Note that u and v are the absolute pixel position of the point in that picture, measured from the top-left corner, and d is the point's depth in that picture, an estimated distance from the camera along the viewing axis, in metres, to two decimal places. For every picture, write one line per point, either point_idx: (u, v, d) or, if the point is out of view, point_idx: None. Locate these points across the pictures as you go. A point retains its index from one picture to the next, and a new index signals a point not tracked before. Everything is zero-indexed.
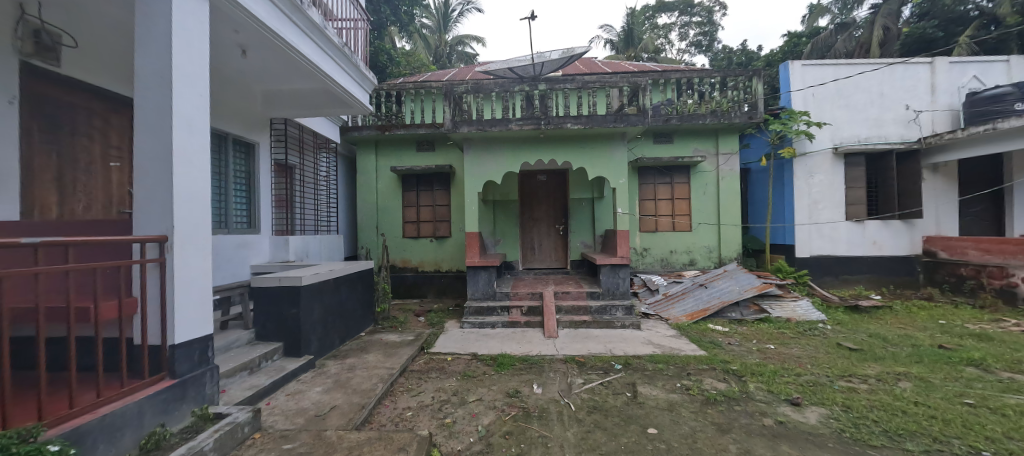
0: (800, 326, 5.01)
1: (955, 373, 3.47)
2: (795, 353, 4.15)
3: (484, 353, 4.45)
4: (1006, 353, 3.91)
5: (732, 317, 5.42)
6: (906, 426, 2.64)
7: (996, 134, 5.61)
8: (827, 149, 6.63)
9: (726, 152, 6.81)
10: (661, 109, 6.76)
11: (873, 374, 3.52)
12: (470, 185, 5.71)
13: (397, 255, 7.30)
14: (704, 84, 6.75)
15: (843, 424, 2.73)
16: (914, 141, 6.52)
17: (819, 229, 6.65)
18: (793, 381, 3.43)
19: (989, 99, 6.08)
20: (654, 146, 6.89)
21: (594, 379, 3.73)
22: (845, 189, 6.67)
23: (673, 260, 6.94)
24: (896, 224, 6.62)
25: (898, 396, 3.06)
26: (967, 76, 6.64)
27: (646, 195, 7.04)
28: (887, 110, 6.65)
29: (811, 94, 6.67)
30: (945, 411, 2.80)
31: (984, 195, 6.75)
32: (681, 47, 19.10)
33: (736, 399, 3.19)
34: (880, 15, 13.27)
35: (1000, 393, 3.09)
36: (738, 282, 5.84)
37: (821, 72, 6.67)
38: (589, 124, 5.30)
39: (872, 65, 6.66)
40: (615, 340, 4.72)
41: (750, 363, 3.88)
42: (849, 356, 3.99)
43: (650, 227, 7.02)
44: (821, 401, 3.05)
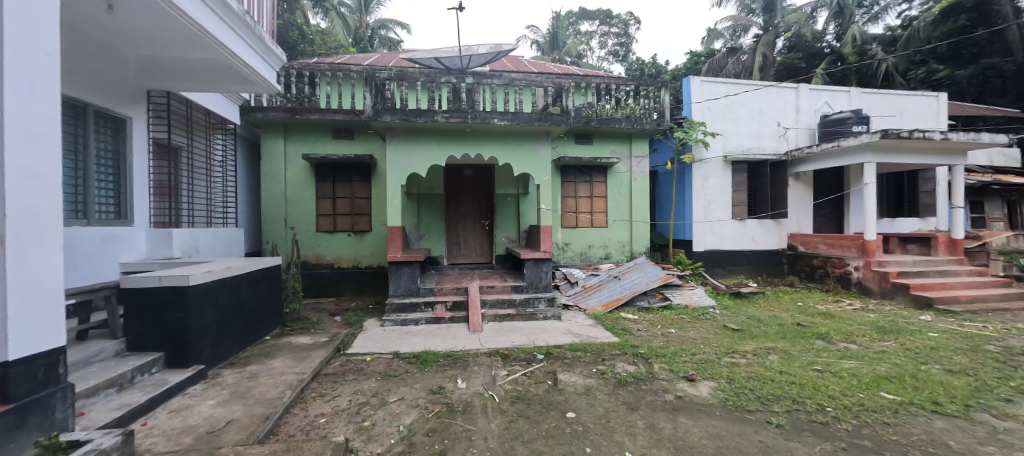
0: (695, 312, 5.68)
1: (808, 345, 4.22)
2: (691, 335, 4.69)
3: (406, 350, 4.31)
4: (842, 327, 4.87)
5: (641, 305, 5.93)
6: (774, 391, 3.14)
7: (841, 150, 6.92)
8: (718, 157, 7.58)
9: (638, 155, 7.45)
10: (583, 111, 7.09)
11: (750, 349, 4.13)
12: (392, 177, 5.47)
13: (309, 251, 6.72)
14: (620, 91, 7.27)
15: (728, 394, 3.16)
16: (783, 154, 7.76)
17: (712, 226, 7.59)
18: (690, 360, 3.88)
19: (838, 121, 7.49)
20: (575, 146, 7.25)
21: (517, 369, 3.83)
22: (731, 192, 7.69)
23: (591, 254, 7.40)
24: (769, 223, 7.84)
25: (768, 367, 3.63)
26: (821, 101, 8.07)
27: (568, 192, 7.36)
28: (764, 126, 7.80)
29: (708, 107, 7.56)
30: (802, 377, 3.39)
31: (830, 199, 8.27)
32: (601, 55, 20.35)
33: (643, 379, 3.52)
34: (761, 44, 15.49)
35: (839, 359, 3.83)
36: (646, 274, 6.44)
37: (715, 88, 7.60)
38: (516, 121, 5.41)
39: (754, 85, 7.75)
40: (537, 332, 4.89)
41: (655, 346, 4.30)
42: (732, 336, 4.62)
43: (570, 223, 7.37)
44: (710, 376, 3.50)
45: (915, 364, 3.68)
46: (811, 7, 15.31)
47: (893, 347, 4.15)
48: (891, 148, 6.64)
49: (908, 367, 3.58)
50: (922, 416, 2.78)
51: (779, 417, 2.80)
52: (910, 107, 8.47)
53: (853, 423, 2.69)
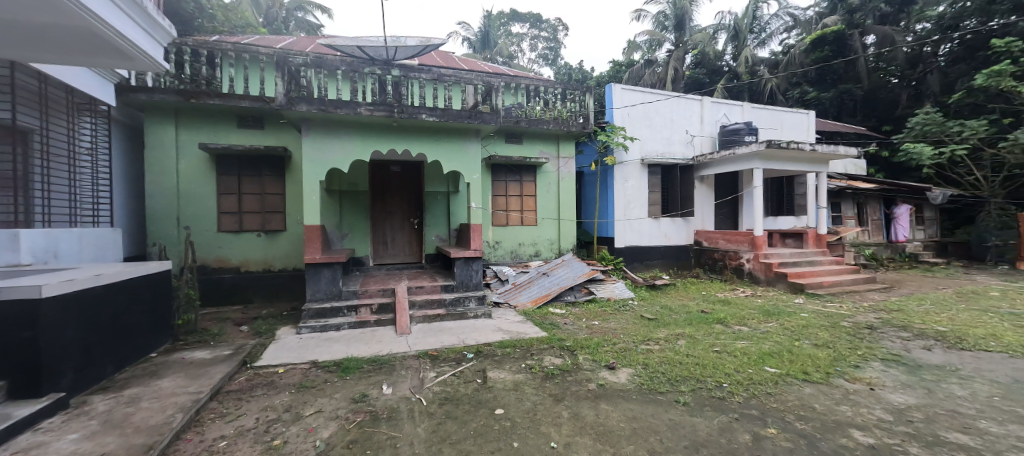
0: (616, 304, 6.07)
1: (710, 330, 4.73)
2: (612, 326, 5.00)
3: (325, 358, 4.01)
4: (736, 312, 5.54)
5: (568, 300, 6.19)
6: (682, 373, 3.47)
7: (736, 157, 7.88)
8: (636, 160, 8.18)
9: (565, 156, 7.77)
10: (513, 111, 7.19)
11: (662, 336, 4.52)
12: (310, 171, 5.05)
13: (209, 253, 5.94)
14: (548, 94, 7.48)
15: (643, 378, 3.42)
16: (691, 159, 8.61)
17: (631, 224, 8.18)
18: (611, 349, 4.13)
19: (733, 131, 8.52)
20: (506, 146, 7.32)
21: (446, 370, 3.76)
22: (647, 192, 8.36)
23: (521, 252, 7.55)
24: (679, 221, 8.66)
25: (677, 352, 4.00)
26: (721, 113, 9.11)
27: (499, 190, 7.43)
28: (675, 133, 8.58)
29: (627, 113, 8.12)
30: (705, 358, 3.78)
31: (728, 200, 9.37)
32: (531, 57, 20.85)
33: (568, 371, 3.67)
34: (673, 58, 17.09)
35: (734, 340, 4.35)
36: (573, 270, 6.73)
37: (633, 96, 8.18)
38: (444, 118, 5.31)
39: (666, 95, 8.49)
40: (467, 330, 4.86)
41: (579, 338, 4.52)
42: (648, 325, 5.02)
43: (501, 221, 7.45)
44: (628, 363, 3.76)
45: (790, 340, 4.31)
46: (713, 29, 17.22)
47: (774, 327, 4.82)
48: (773, 156, 7.72)
49: (785, 344, 4.19)
50: (795, 384, 3.26)
51: (685, 396, 3.09)
52: (788, 122, 9.90)
53: (744, 396, 3.07)
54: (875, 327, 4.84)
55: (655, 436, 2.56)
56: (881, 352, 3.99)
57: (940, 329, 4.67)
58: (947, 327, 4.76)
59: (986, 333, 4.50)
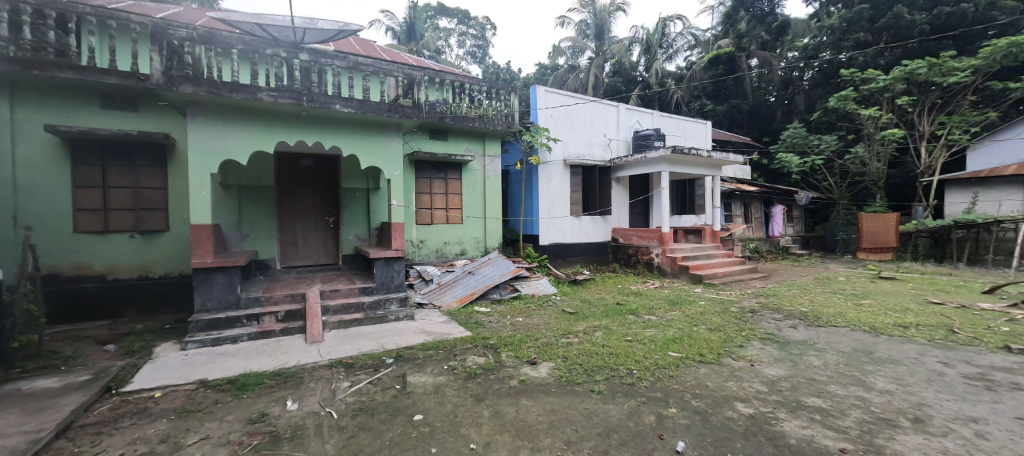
0: (540, 300, 6.24)
1: (623, 320, 5.08)
2: (535, 322, 5.12)
3: (217, 376, 3.52)
4: (646, 302, 6.03)
5: (494, 298, 6.21)
6: (598, 364, 3.66)
7: (647, 160, 8.58)
8: (559, 161, 8.48)
9: (491, 154, 7.81)
10: (437, 107, 6.94)
11: (581, 329, 4.73)
12: (198, 162, 4.41)
13: (62, 259, 4.89)
14: (475, 91, 7.40)
15: (562, 371, 3.54)
16: (608, 161, 9.17)
17: (554, 222, 8.48)
18: (533, 345, 4.22)
19: (645, 136, 9.26)
20: (430, 142, 7.13)
21: (362, 378, 3.53)
22: (570, 192, 8.73)
23: (447, 251, 7.41)
24: (598, 219, 9.18)
25: (594, 343, 4.22)
26: (634, 119, 9.85)
27: (423, 188, 7.19)
28: (594, 136, 9.07)
29: (550, 114, 8.38)
30: (617, 348, 4.05)
31: (641, 200, 10.16)
32: (459, 54, 20.65)
33: (491, 369, 3.66)
34: (594, 65, 18.16)
35: (644, 329, 4.71)
36: (498, 268, 6.78)
37: (556, 99, 8.47)
38: (361, 110, 4.99)
39: (586, 99, 8.93)
40: (387, 334, 4.63)
41: (503, 335, 4.55)
42: (568, 319, 5.23)
43: (426, 220, 7.23)
44: (549, 357, 3.87)
45: (690, 326, 4.80)
46: (629, 41, 18.58)
47: (678, 315, 5.33)
48: (678, 161, 8.53)
49: (686, 330, 4.65)
50: (693, 366, 3.62)
51: (600, 384, 3.26)
52: (690, 130, 11.04)
53: (651, 380, 3.33)
54: (756, 311, 5.59)
55: (571, 426, 2.65)
56: (759, 332, 4.62)
57: (803, 310, 5.55)
58: (807, 308, 5.68)
59: (836, 312, 5.44)
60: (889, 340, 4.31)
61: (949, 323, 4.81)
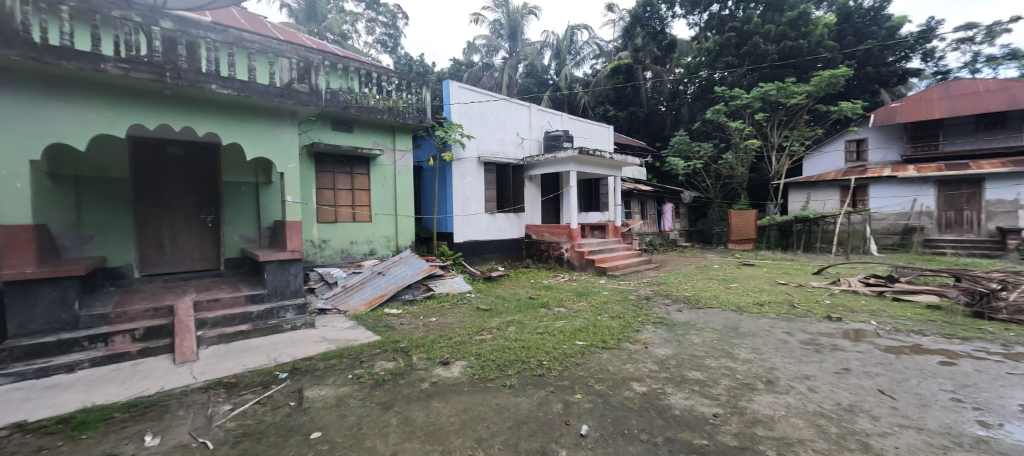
0: (454, 298, 6.16)
1: (535, 314, 5.26)
2: (449, 321, 5.04)
3: (41, 417, 2.79)
4: (557, 295, 6.34)
5: (406, 298, 5.97)
6: (510, 358, 3.72)
7: (556, 160, 9.00)
8: (473, 158, 8.47)
9: (402, 149, 7.47)
10: (340, 95, 6.43)
11: (495, 325, 4.79)
12: (8, 146, 3.43)
13: None
14: (384, 81, 7.00)
15: (475, 369, 3.53)
16: (521, 159, 9.42)
17: (469, 220, 8.45)
18: (447, 344, 4.15)
19: (555, 137, 9.71)
20: (332, 133, 6.57)
21: (249, 399, 3.09)
22: (484, 189, 8.78)
23: (354, 251, 6.92)
24: (512, 216, 9.38)
25: (507, 338, 4.29)
26: (545, 120, 10.26)
27: (325, 183, 6.61)
28: (507, 135, 9.23)
29: (463, 110, 8.31)
30: (529, 341, 4.17)
31: (552, 198, 10.65)
32: (368, 41, 19.41)
33: (400, 374, 3.50)
34: (508, 65, 18.57)
35: (554, 321, 4.95)
36: (410, 267, 6.53)
37: (469, 95, 8.42)
38: (245, 92, 4.37)
39: (499, 98, 9.03)
40: (281, 346, 4.15)
41: (414, 337, 4.39)
42: (483, 315, 5.26)
43: (329, 218, 6.65)
44: (462, 356, 3.83)
45: (594, 316, 5.16)
46: (540, 45, 19.31)
47: (584, 306, 5.70)
48: (584, 161, 9.12)
49: (591, 319, 4.99)
50: (597, 353, 3.90)
51: (512, 378, 3.32)
52: (595, 133, 11.89)
53: (559, 369, 3.49)
54: (650, 298, 6.24)
55: (483, 423, 2.64)
56: (652, 316, 5.16)
57: (686, 295, 6.35)
58: (690, 293, 6.50)
59: (711, 295, 6.33)
60: (750, 316, 5.15)
61: (790, 299, 5.91)
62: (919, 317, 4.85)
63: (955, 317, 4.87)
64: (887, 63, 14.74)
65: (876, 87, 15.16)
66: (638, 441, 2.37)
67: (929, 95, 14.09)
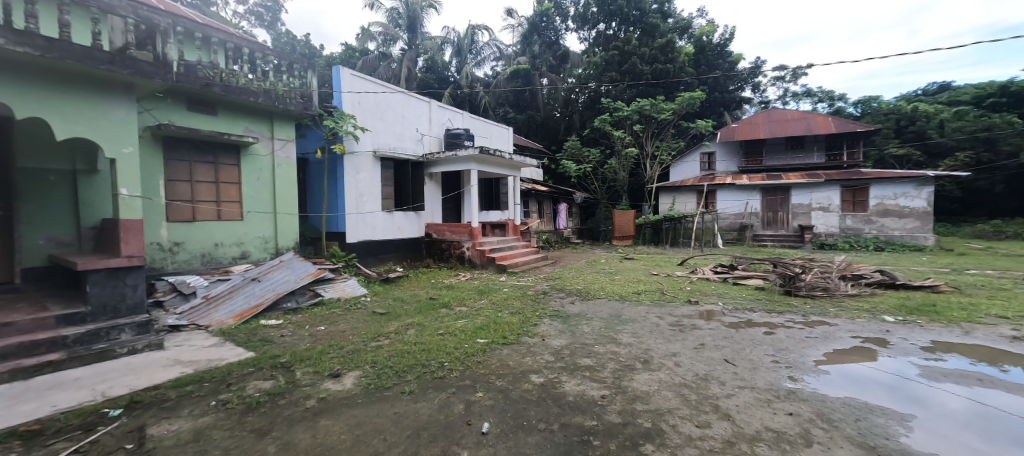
0: (346, 303, 5.66)
1: (436, 315, 5.14)
2: (340, 329, 4.61)
3: None
4: (458, 294, 6.30)
5: (288, 307, 5.30)
6: (409, 363, 3.57)
7: (457, 158, 8.94)
8: (368, 152, 7.91)
9: (281, 138, 6.62)
10: (198, 69, 5.40)
11: (393, 329, 4.54)
12: None
13: None
14: (257, 60, 6.15)
15: (370, 378, 3.29)
16: (421, 156, 9.12)
17: (364, 218, 7.88)
18: (337, 355, 3.79)
19: (456, 135, 9.63)
20: (188, 114, 5.48)
21: (59, 449, 2.37)
22: (380, 186, 8.28)
23: (219, 255, 5.87)
24: (411, 214, 9.04)
25: (406, 342, 4.11)
26: (446, 117, 10.10)
27: (177, 174, 5.49)
28: (405, 129, 8.83)
29: (357, 100, 7.70)
30: (429, 343, 4.06)
31: (453, 196, 10.55)
32: (238, 11, 16.74)
33: (281, 393, 3.07)
34: (407, 57, 17.95)
35: (456, 320, 4.90)
36: (293, 271, 5.82)
37: (363, 84, 7.83)
38: (49, 52, 3.36)
39: (397, 90, 8.58)
40: (113, 376, 3.30)
41: (298, 350, 3.90)
42: (379, 320, 4.95)
43: (184, 215, 5.54)
44: (355, 366, 3.54)
45: (495, 313, 5.26)
46: (441, 40, 18.97)
47: (485, 303, 5.78)
48: (485, 160, 9.23)
49: (492, 316, 5.07)
50: (497, 349, 3.98)
51: (411, 384, 3.17)
52: (495, 134, 12.14)
53: (461, 369, 3.47)
54: (547, 292, 6.61)
55: (380, 436, 2.47)
56: (549, 310, 5.47)
57: (578, 288, 6.89)
58: (581, 286, 7.08)
59: (599, 287, 6.98)
60: (629, 304, 5.82)
61: (660, 287, 6.86)
62: (750, 297, 6.06)
63: (773, 295, 6.19)
64: (729, 91, 18.09)
65: (721, 110, 18.47)
66: (536, 431, 2.47)
67: (756, 120, 17.70)
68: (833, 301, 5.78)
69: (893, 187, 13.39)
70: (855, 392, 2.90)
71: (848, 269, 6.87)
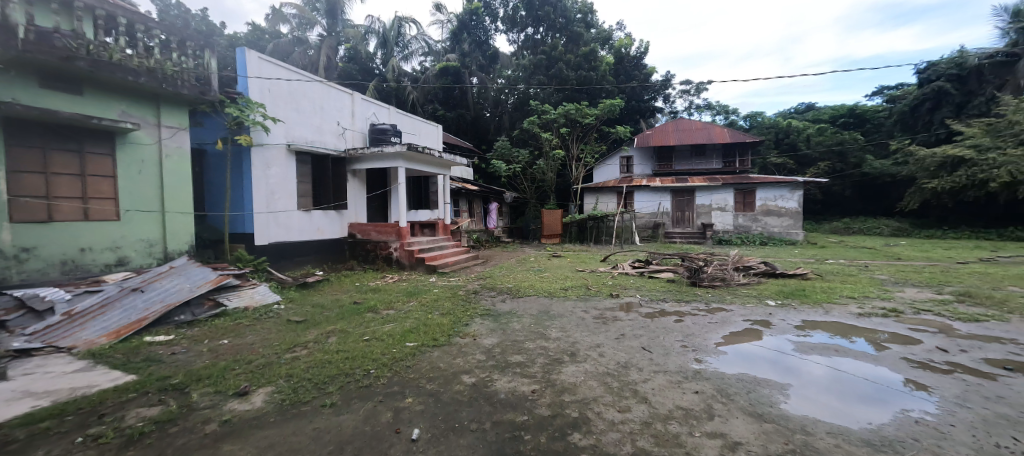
0: (256, 312, 5.09)
1: (361, 320, 4.85)
2: (248, 341, 4.13)
3: None
4: (385, 297, 6.01)
5: (182, 320, 4.60)
6: (331, 373, 3.32)
7: (383, 155, 8.51)
8: (281, 145, 7.20)
9: (170, 125, 5.74)
10: (55, 38, 4.46)
11: (311, 338, 4.18)
12: None
13: None
14: (138, 33, 5.29)
15: (285, 394, 2.98)
16: (343, 151, 8.54)
17: (276, 217, 7.16)
18: (244, 371, 3.39)
19: (381, 130, 9.18)
20: (41, 92, 4.49)
21: None
22: (295, 182, 7.58)
23: (86, 262, 4.90)
24: (332, 213, 8.42)
25: (326, 351, 3.82)
26: (370, 111, 9.57)
27: (25, 164, 4.48)
28: (325, 122, 8.20)
29: (267, 87, 6.97)
30: (354, 350, 3.82)
31: (380, 194, 10.04)
32: None
33: (172, 419, 2.65)
34: (325, 44, 16.90)
35: (383, 325, 4.68)
36: (188, 278, 5.09)
37: (274, 70, 7.10)
38: None
39: (314, 79, 7.92)
40: None
41: (194, 369, 3.41)
42: (295, 328, 4.53)
43: (36, 214, 4.54)
44: (266, 381, 3.19)
45: (425, 314, 5.12)
46: (364, 29, 18.25)
47: (414, 305, 5.60)
48: (413, 158, 8.92)
49: (422, 318, 4.93)
50: (428, 351, 3.87)
51: (332, 396, 2.95)
52: (424, 131, 11.81)
53: (388, 375, 3.31)
54: (478, 292, 6.60)
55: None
56: (480, 309, 5.47)
57: (509, 286, 7.00)
58: (511, 284, 7.19)
59: (529, 284, 7.16)
60: (557, 299, 6.05)
61: (585, 283, 7.24)
62: (663, 289, 6.66)
63: (681, 286, 6.88)
64: (644, 100, 19.75)
65: (638, 117, 20.08)
66: (468, 432, 2.45)
67: (667, 128, 19.53)
68: (729, 289, 6.60)
69: (773, 190, 15.68)
70: (747, 368, 3.33)
71: (740, 261, 7.88)
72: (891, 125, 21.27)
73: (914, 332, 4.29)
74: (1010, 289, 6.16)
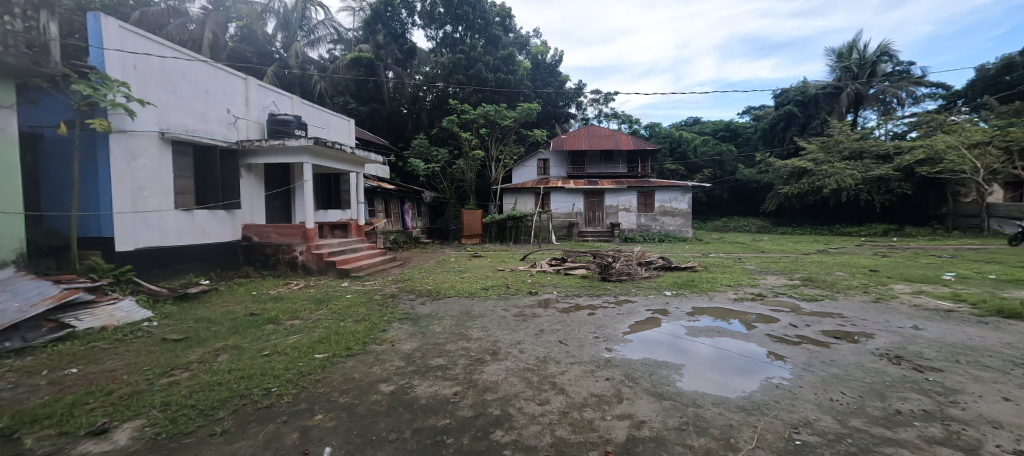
0: (118, 332, 4.24)
1: (259, 333, 4.32)
2: (107, 368, 3.42)
3: None
4: (289, 306, 5.43)
5: (6, 348, 3.60)
6: (220, 396, 2.90)
7: (285, 149, 7.74)
8: (152, 132, 6.12)
9: None
10: None
11: (195, 358, 3.62)
12: None
13: None
14: None
15: (162, 425, 2.54)
16: (234, 143, 7.55)
17: (145, 218, 6.05)
18: (103, 404, 2.80)
19: (283, 122, 8.31)
20: None
21: None
22: (172, 177, 6.50)
23: None
24: (221, 213, 7.39)
25: (214, 371, 3.33)
26: (269, 100, 8.60)
27: None
28: (211, 109, 7.16)
29: (132, 63, 5.86)
30: (250, 368, 3.39)
31: (281, 192, 9.07)
32: None
33: None
34: (211, 18, 14.80)
35: (285, 337, 4.23)
36: (18, 296, 4.04)
37: (143, 44, 5.99)
38: None
39: (197, 58, 6.87)
40: None
41: (26, 409, 2.72)
42: (173, 348, 3.87)
43: None
44: (133, 413, 2.68)
45: (336, 323, 4.74)
46: (261, 7, 16.41)
47: (323, 314, 5.15)
48: (321, 154, 8.26)
49: (332, 327, 4.56)
50: (339, 362, 3.60)
51: (224, 422, 2.58)
52: (334, 125, 10.97)
53: (293, 392, 3.01)
54: (396, 295, 6.32)
55: None
56: (398, 313, 5.24)
57: (429, 288, 6.83)
58: (431, 286, 7.03)
59: (450, 285, 7.07)
60: (478, 300, 6.07)
61: (505, 282, 7.38)
62: (577, 285, 7.08)
63: (594, 281, 7.39)
64: (559, 106, 20.78)
65: (554, 122, 21.10)
66: (386, 443, 2.34)
67: (580, 133, 20.80)
68: (634, 282, 7.27)
69: (669, 193, 17.62)
70: (648, 353, 3.70)
71: (643, 257, 8.72)
72: (757, 140, 25.39)
73: (775, 312, 5.15)
74: (836, 274, 7.77)
